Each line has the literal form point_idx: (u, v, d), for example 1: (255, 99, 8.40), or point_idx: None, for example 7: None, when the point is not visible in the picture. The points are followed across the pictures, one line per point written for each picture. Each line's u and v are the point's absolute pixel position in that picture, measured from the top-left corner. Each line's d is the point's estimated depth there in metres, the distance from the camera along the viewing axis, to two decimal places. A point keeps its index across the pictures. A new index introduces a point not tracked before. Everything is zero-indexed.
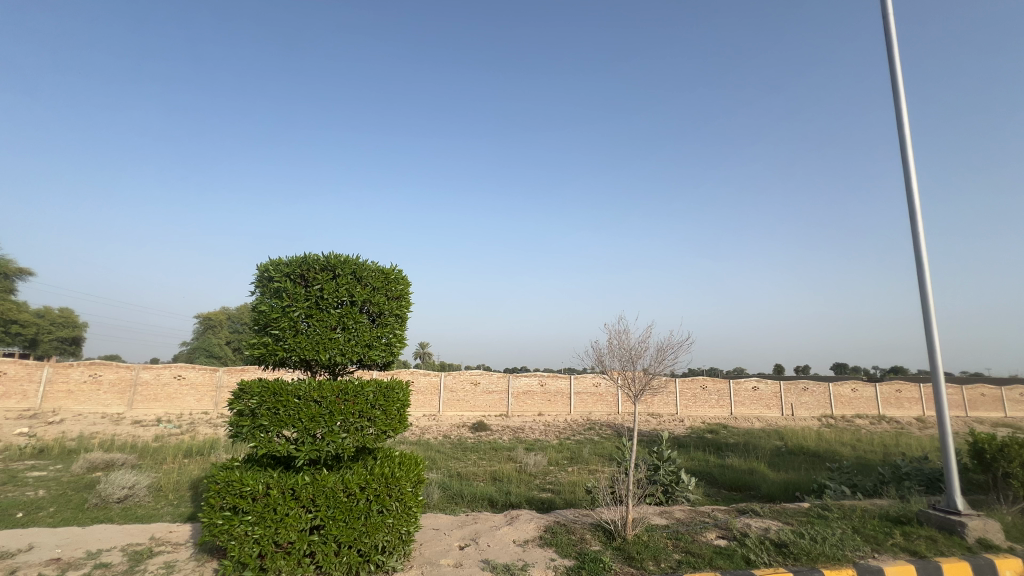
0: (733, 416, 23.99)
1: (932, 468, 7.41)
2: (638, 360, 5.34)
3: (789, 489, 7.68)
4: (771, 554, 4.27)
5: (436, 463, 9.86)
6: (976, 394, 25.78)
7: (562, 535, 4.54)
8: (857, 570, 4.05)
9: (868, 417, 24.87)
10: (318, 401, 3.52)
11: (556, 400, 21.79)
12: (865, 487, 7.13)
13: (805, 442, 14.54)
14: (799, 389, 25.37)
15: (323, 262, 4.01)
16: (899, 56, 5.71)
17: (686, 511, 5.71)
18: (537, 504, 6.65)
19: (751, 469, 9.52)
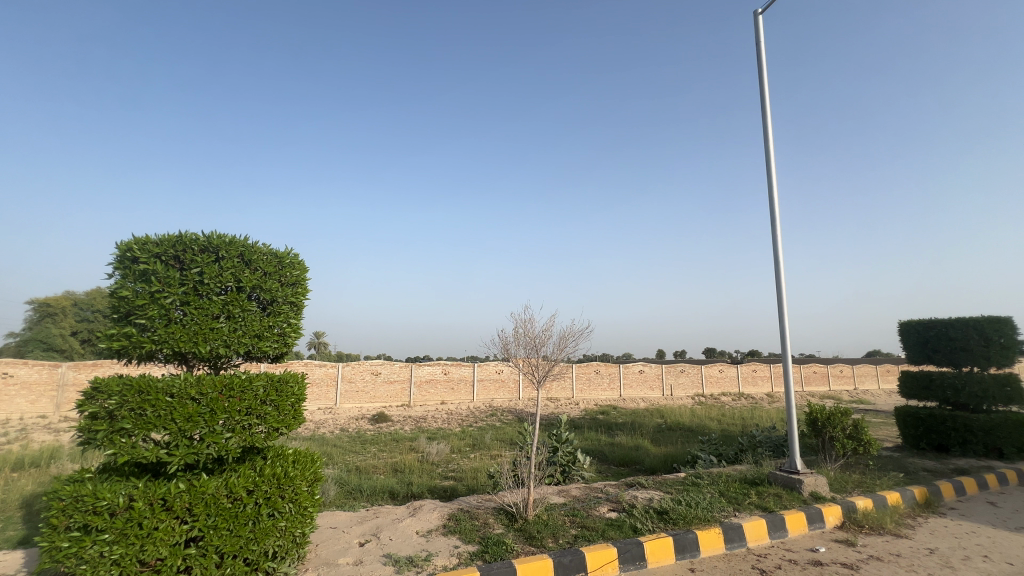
0: (622, 397, 26.10)
1: (778, 435, 8.75)
2: (541, 347, 5.53)
3: (668, 461, 8.57)
4: (655, 521, 4.73)
5: (333, 458, 9.39)
6: (810, 371, 30.90)
7: (466, 522, 4.59)
8: (722, 528, 4.64)
9: (731, 394, 28.61)
10: (195, 399, 3.13)
11: (460, 388, 21.88)
12: (728, 456, 8.21)
13: (681, 418, 16.31)
14: (678, 371, 28.30)
15: (202, 242, 3.55)
16: (767, 78, 6.48)
17: (582, 488, 6.09)
18: (439, 492, 6.65)
19: (637, 445, 10.44)
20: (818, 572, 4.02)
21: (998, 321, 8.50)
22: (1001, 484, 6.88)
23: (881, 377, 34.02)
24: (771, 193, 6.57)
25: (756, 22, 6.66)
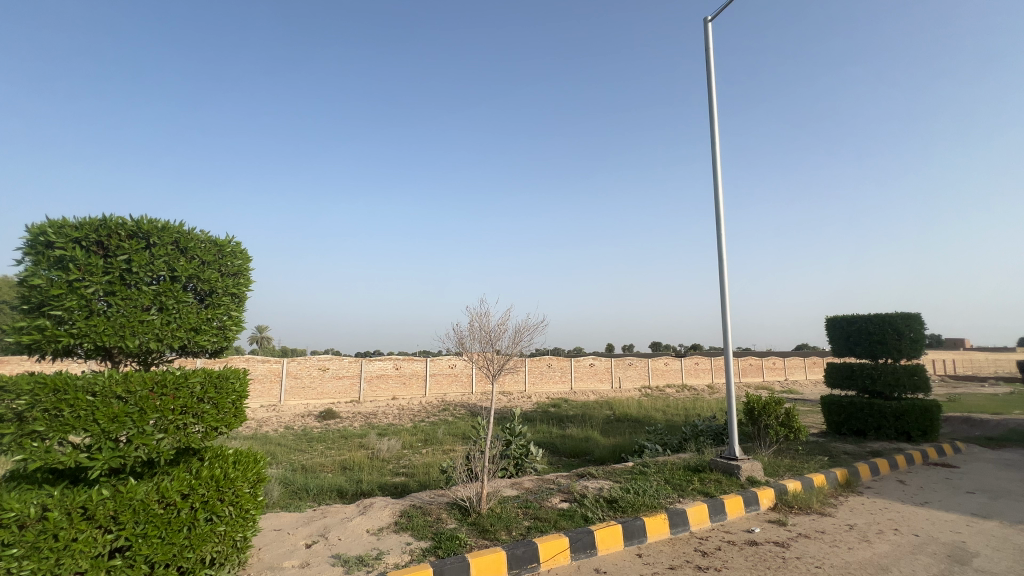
0: (573, 390, 26.67)
1: (719, 424, 9.24)
2: (496, 341, 5.52)
3: (616, 452, 8.84)
4: (605, 510, 4.86)
5: (277, 457, 8.98)
6: (747, 364, 32.88)
7: (418, 518, 4.52)
8: (668, 514, 4.84)
9: (675, 385, 29.95)
10: (122, 398, 2.87)
11: (412, 383, 21.55)
12: (673, 445, 8.58)
13: (629, 409, 16.90)
14: (626, 364, 29.25)
15: (130, 227, 3.25)
16: (715, 81, 6.72)
17: (534, 480, 6.17)
18: (390, 489, 6.52)
19: (587, 437, 10.70)
20: (754, 550, 4.28)
21: (909, 317, 9.35)
22: (908, 464, 7.61)
23: (808, 369, 36.74)
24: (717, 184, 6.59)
25: (705, 29, 6.93)
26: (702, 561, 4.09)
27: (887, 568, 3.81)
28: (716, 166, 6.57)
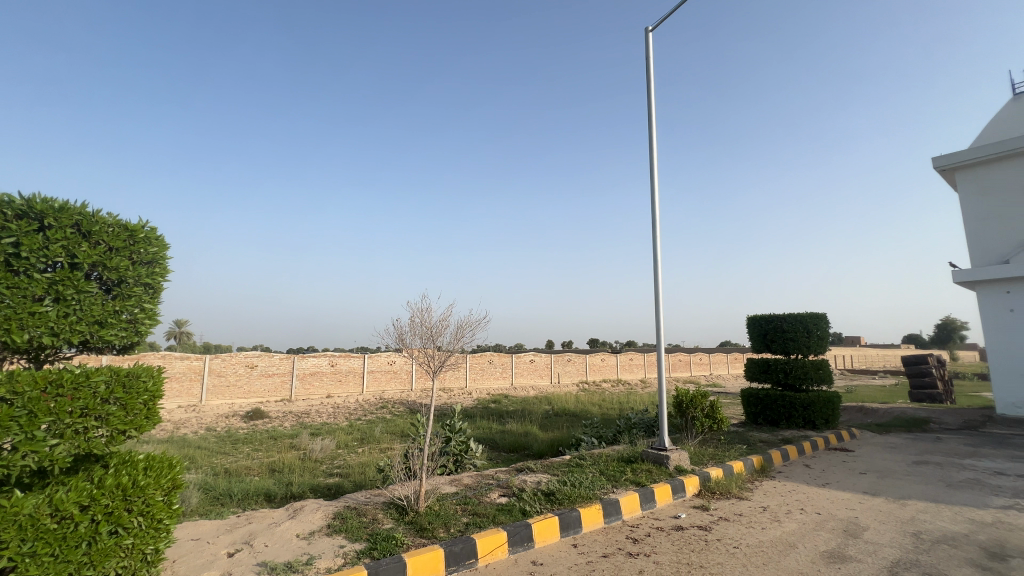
0: (513, 386, 26.94)
1: (650, 417, 9.72)
2: (437, 338, 5.44)
3: (554, 446, 9.04)
4: (543, 503, 4.96)
5: (196, 461, 8.32)
6: (676, 359, 34.80)
7: (353, 520, 4.37)
8: (602, 504, 5.03)
9: (611, 380, 31.10)
10: (7, 400, 2.51)
11: (348, 380, 20.77)
12: (607, 437, 8.91)
13: (567, 404, 17.34)
14: (565, 360, 29.97)
15: (19, 206, 2.87)
16: (654, 89, 7.02)
17: (473, 477, 6.17)
18: (323, 491, 6.26)
19: (527, 431, 10.86)
20: (679, 535, 4.54)
21: (816, 316, 10.32)
22: (813, 450, 8.41)
23: (730, 364, 39.50)
24: (653, 189, 6.91)
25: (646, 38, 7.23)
26: (633, 547, 4.28)
27: (794, 544, 4.18)
28: (654, 171, 6.88)
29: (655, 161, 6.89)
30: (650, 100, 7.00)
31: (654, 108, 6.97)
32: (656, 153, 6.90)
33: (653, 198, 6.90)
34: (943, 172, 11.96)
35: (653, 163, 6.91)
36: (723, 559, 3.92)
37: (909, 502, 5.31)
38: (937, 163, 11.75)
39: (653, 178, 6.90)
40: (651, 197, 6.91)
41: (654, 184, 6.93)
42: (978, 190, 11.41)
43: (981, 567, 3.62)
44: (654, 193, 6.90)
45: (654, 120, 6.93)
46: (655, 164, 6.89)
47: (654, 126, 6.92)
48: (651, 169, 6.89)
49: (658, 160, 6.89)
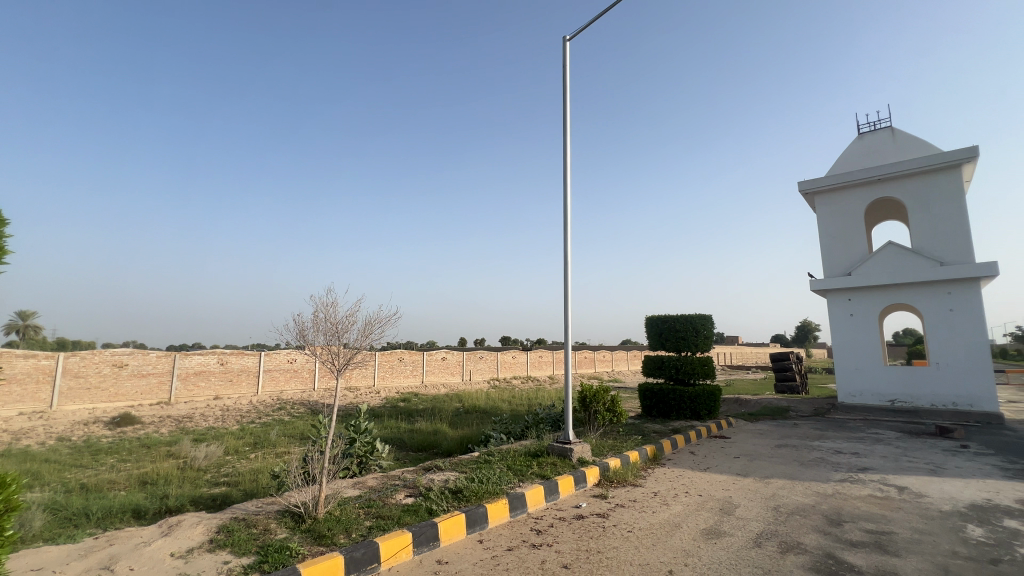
0: (424, 383, 26.49)
1: (556, 412, 10.11)
2: (343, 334, 5.17)
3: (463, 443, 9.04)
4: (449, 501, 4.93)
5: (42, 478, 7.07)
6: (582, 357, 36.60)
7: (241, 531, 4.01)
8: (509, 498, 5.13)
9: (521, 377, 31.82)
10: None
11: (240, 380, 18.96)
12: (516, 433, 9.11)
13: (477, 402, 17.41)
14: (477, 357, 30.11)
15: None
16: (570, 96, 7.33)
17: (378, 478, 5.95)
18: (206, 502, 5.65)
19: (436, 430, 10.71)
20: (580, 524, 4.77)
21: (704, 317, 11.44)
22: (697, 438, 9.32)
23: (630, 360, 42.38)
24: (566, 189, 7.20)
25: (564, 47, 7.52)
26: (537, 539, 4.42)
27: (678, 525, 4.60)
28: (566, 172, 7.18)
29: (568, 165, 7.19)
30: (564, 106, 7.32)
31: (569, 113, 7.33)
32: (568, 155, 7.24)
33: (565, 198, 7.20)
34: (807, 195, 13.87)
35: (565, 163, 7.24)
36: (618, 543, 4.19)
37: (772, 480, 6.10)
38: (803, 187, 13.58)
39: (567, 177, 7.19)
40: (564, 197, 7.18)
41: (567, 183, 7.21)
42: (831, 212, 13.41)
43: (824, 532, 4.25)
44: (567, 190, 7.20)
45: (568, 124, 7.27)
46: (568, 163, 7.20)
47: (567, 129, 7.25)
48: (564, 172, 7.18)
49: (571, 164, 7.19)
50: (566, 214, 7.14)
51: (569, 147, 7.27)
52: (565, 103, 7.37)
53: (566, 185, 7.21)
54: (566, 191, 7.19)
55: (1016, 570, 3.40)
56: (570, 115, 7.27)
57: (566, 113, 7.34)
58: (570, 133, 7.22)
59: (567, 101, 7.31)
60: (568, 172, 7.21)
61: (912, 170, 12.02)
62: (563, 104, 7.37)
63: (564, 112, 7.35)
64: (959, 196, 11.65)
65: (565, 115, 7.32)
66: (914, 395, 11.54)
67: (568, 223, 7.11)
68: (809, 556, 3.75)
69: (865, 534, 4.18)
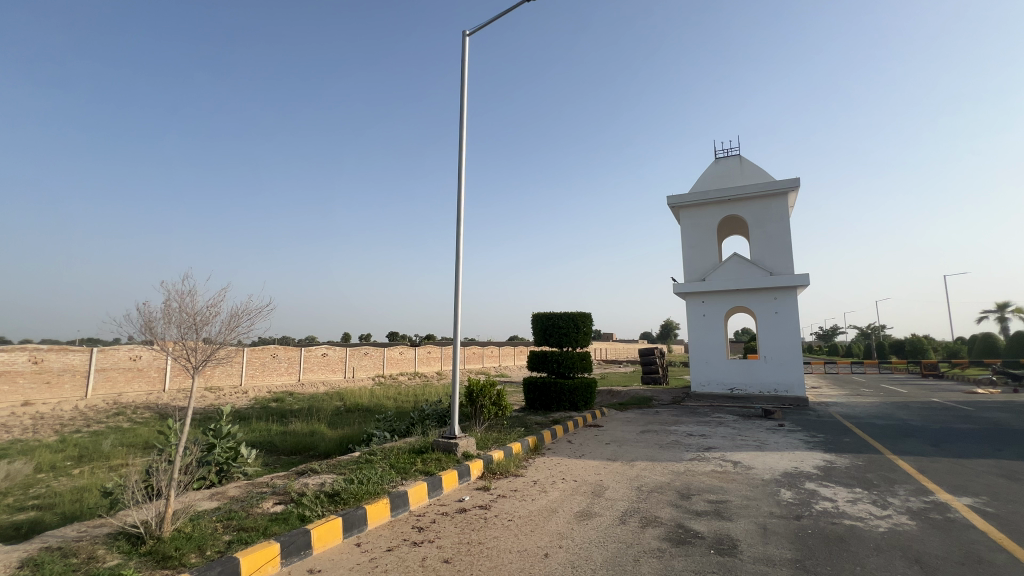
0: (300, 381, 24.50)
1: (442, 408, 10.06)
2: (203, 327, 4.55)
3: (343, 443, 8.57)
4: (325, 506, 4.63)
5: None
6: (471, 352, 36.94)
7: (56, 563, 3.33)
8: (390, 498, 4.97)
9: (407, 374, 31.08)
10: None
11: (62, 382, 15.72)
12: (400, 430, 8.88)
13: (360, 400, 16.62)
14: (361, 354, 28.72)
15: None
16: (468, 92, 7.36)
17: (242, 487, 5.38)
18: (6, 532, 4.58)
19: (312, 431, 9.98)
20: (462, 517, 4.82)
21: (584, 316, 12.27)
22: (574, 427, 9.99)
23: (517, 355, 43.79)
24: (459, 185, 7.18)
25: (464, 42, 7.49)
26: (418, 536, 4.36)
27: (555, 509, 4.90)
28: (461, 168, 7.19)
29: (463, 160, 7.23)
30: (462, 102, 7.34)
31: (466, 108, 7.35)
32: (464, 151, 7.27)
33: (459, 193, 7.18)
34: (674, 208, 15.60)
35: (461, 158, 7.25)
36: (499, 533, 4.31)
37: (636, 462, 6.76)
38: (671, 201, 15.26)
39: (461, 173, 7.20)
40: (457, 193, 7.15)
41: (461, 178, 7.21)
42: (693, 225, 15.25)
43: (676, 505, 4.84)
44: (461, 185, 7.18)
45: (464, 118, 7.30)
46: (463, 159, 7.22)
47: (463, 123, 7.26)
48: (460, 168, 7.20)
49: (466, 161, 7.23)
50: (460, 209, 7.13)
51: (464, 143, 7.28)
52: (462, 98, 7.37)
53: (461, 182, 7.20)
54: (460, 187, 7.18)
55: (812, 522, 4.21)
56: (467, 109, 7.31)
57: (463, 109, 7.35)
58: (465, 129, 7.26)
59: (465, 96, 7.32)
60: (462, 166, 7.22)
61: (754, 193, 14.19)
62: (460, 99, 7.38)
63: (461, 107, 7.36)
64: (786, 219, 14.04)
65: (461, 110, 7.34)
66: (748, 383, 13.66)
67: (461, 218, 7.11)
68: (664, 527, 4.24)
69: (707, 503, 4.86)
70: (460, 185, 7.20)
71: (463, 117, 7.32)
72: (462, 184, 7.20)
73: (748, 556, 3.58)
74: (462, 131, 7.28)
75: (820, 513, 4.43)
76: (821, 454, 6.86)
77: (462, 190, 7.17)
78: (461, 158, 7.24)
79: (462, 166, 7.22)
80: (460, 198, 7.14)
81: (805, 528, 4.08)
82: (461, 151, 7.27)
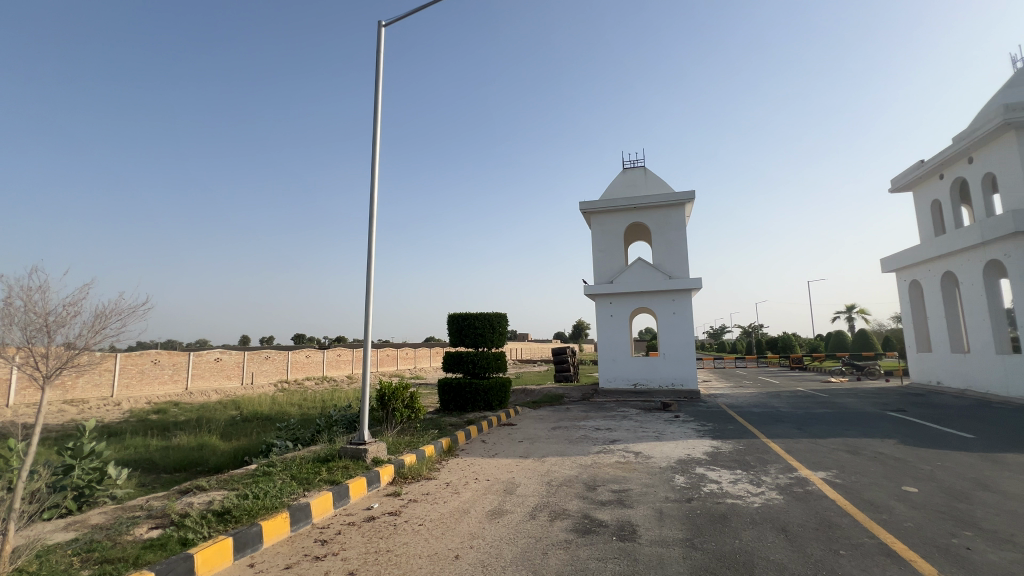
0: (188, 390, 21.97)
1: (351, 413, 9.60)
2: (58, 330, 3.90)
3: (237, 456, 7.83)
4: (212, 526, 4.18)
5: None
6: (384, 355, 35.69)
7: None
8: (290, 512, 4.61)
9: (314, 378, 29.19)
10: None
11: None
12: (304, 438, 8.32)
13: (259, 408, 15.31)
14: (262, 358, 26.47)
15: None
16: (382, 84, 7.09)
17: (107, 513, 4.68)
18: None
19: (200, 445, 8.98)
20: (370, 526, 4.62)
21: (500, 316, 12.40)
22: (488, 427, 10.05)
23: (433, 357, 43.11)
24: (373, 180, 6.90)
25: (380, 32, 7.21)
26: (321, 549, 4.10)
27: (467, 510, 4.88)
28: (375, 163, 6.91)
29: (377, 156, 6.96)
30: (378, 95, 7.07)
31: (380, 100, 7.08)
32: (378, 145, 6.99)
33: (373, 187, 6.89)
34: (585, 214, 16.33)
35: (374, 153, 6.96)
36: (408, 539, 4.20)
37: (547, 458, 6.97)
38: (582, 207, 15.96)
39: (375, 167, 6.92)
40: (370, 189, 6.86)
41: (374, 175, 6.92)
42: (602, 230, 16.09)
43: (583, 497, 5.06)
44: (374, 180, 6.90)
45: (378, 112, 7.04)
46: (377, 154, 6.95)
47: (378, 117, 7.00)
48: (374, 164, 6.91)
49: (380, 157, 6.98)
50: (373, 206, 6.85)
51: (378, 138, 7.01)
52: (378, 90, 7.09)
53: (374, 175, 6.91)
54: (374, 183, 6.89)
55: (700, 503, 4.64)
56: (382, 102, 7.05)
57: (378, 102, 7.07)
58: (380, 124, 7.00)
59: (380, 89, 7.07)
60: (377, 161, 6.94)
61: (656, 203, 15.33)
62: (376, 92, 7.09)
63: (377, 100, 7.08)
64: (684, 228, 15.35)
65: (376, 103, 7.07)
66: (649, 378, 14.72)
67: (374, 213, 6.84)
68: (571, 519, 4.41)
69: (611, 493, 5.14)
70: (373, 181, 6.91)
71: (377, 111, 7.05)
72: (375, 180, 6.92)
73: (646, 539, 3.84)
74: (376, 124, 7.01)
75: (708, 494, 4.89)
76: (709, 441, 7.58)
77: (375, 186, 6.89)
78: (375, 152, 6.96)
79: (376, 161, 6.95)
80: (372, 195, 6.86)
81: (695, 509, 4.48)
82: (376, 145, 6.99)
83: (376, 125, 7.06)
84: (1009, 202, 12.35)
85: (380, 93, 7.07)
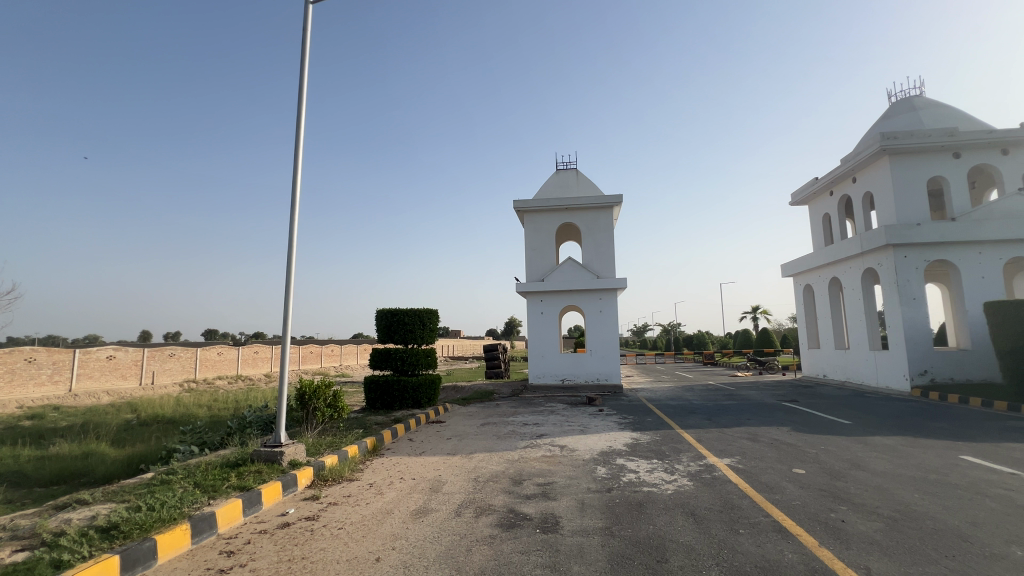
0: (73, 392, 19.44)
1: (267, 414, 8.98)
2: None
3: (132, 464, 7.05)
4: (93, 544, 3.71)
5: None
6: (307, 351, 33.85)
7: None
8: (190, 523, 4.20)
9: (227, 377, 26.95)
10: None
11: None
12: (212, 442, 7.67)
13: (160, 409, 13.91)
14: (165, 355, 24.05)
15: None
16: (307, 65, 6.67)
17: None
18: None
19: (85, 453, 7.96)
20: (283, 533, 4.33)
21: (430, 312, 12.17)
22: (416, 425, 9.86)
23: (360, 353, 41.58)
24: (295, 167, 6.47)
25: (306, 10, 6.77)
26: (226, 561, 3.79)
27: (390, 511, 4.74)
28: (298, 148, 6.49)
29: (300, 141, 6.54)
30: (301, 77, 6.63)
31: (305, 81, 6.65)
32: (300, 129, 6.58)
33: (295, 175, 6.46)
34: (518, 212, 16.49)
35: (297, 137, 6.54)
36: (326, 544, 4.00)
37: (474, 454, 6.96)
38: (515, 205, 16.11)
39: (298, 152, 6.48)
40: (292, 176, 6.43)
41: (297, 160, 6.49)
42: (535, 229, 16.34)
43: (508, 492, 5.10)
44: (297, 166, 6.48)
45: (303, 94, 6.62)
46: (300, 138, 6.53)
47: (302, 100, 6.58)
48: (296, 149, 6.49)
49: (302, 141, 6.55)
50: (295, 194, 6.43)
51: (302, 121, 6.60)
52: (302, 70, 6.66)
53: (296, 162, 6.48)
54: (296, 169, 6.47)
55: (619, 492, 4.86)
56: (305, 83, 6.63)
57: (302, 85, 6.63)
58: (304, 108, 6.58)
59: (305, 69, 6.65)
60: (299, 146, 6.53)
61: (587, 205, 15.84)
62: (300, 74, 6.65)
63: (301, 80, 6.63)
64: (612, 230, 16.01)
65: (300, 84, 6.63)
66: (575, 373, 15.23)
67: (297, 203, 6.43)
68: (496, 514, 4.43)
69: (537, 486, 5.25)
70: (295, 168, 6.48)
71: (301, 95, 6.60)
72: (298, 166, 6.50)
73: (568, 529, 3.95)
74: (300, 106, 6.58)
75: (627, 484, 5.13)
76: (630, 433, 7.97)
77: (297, 173, 6.47)
78: (298, 137, 6.54)
79: (299, 145, 6.53)
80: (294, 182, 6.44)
81: (615, 499, 4.68)
82: (299, 131, 6.56)
83: (300, 108, 6.63)
84: (883, 218, 14.14)
85: (305, 74, 6.65)
